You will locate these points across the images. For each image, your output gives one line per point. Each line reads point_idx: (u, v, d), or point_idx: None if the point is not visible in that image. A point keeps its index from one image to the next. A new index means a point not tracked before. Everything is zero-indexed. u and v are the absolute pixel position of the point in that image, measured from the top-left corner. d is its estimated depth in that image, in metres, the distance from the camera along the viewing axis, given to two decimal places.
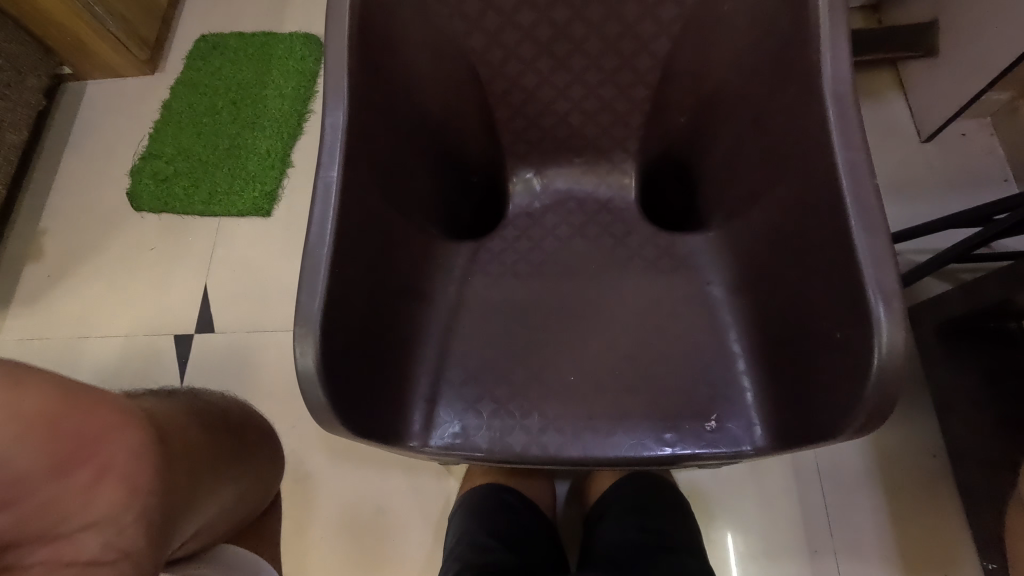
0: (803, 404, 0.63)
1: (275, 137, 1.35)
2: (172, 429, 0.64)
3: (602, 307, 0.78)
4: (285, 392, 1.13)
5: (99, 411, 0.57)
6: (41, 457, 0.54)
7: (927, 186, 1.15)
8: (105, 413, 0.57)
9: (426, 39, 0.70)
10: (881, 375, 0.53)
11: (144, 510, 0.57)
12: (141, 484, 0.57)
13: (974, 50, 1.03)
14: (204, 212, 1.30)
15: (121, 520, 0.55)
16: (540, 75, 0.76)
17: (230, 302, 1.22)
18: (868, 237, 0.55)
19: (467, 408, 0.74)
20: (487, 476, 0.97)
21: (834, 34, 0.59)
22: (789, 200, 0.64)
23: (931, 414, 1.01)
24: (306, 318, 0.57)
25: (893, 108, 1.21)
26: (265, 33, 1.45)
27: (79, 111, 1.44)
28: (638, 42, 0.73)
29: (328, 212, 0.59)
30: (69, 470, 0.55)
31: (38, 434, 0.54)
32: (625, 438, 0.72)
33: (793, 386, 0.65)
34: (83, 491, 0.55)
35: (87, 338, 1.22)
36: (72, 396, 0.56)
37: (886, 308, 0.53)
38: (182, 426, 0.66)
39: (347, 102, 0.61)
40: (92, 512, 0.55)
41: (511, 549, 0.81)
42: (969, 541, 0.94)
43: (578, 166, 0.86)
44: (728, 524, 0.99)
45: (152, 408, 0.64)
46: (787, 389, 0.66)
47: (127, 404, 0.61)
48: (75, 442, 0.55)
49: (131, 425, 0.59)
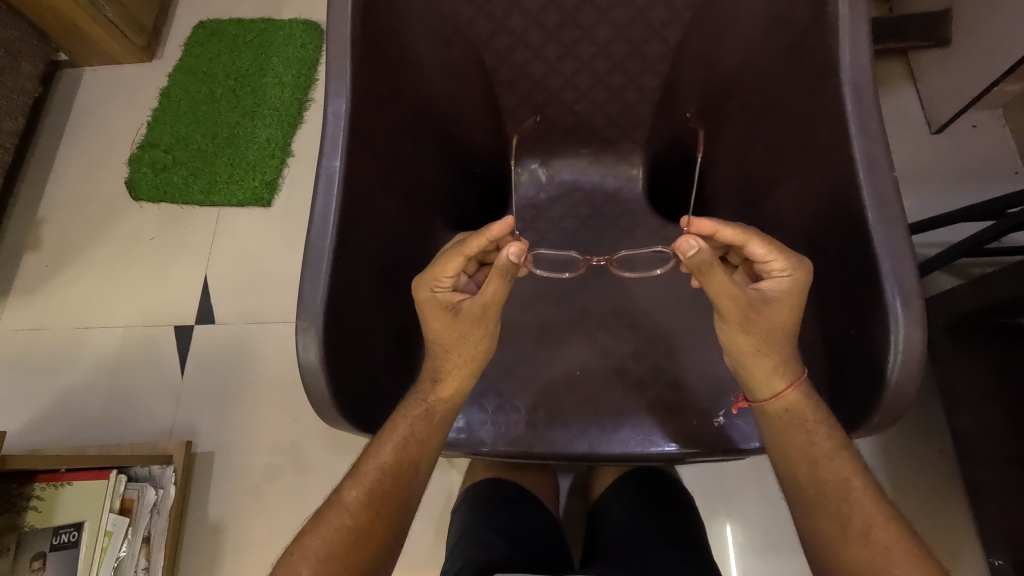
0: (829, 402, 0.62)
1: (276, 126, 1.33)
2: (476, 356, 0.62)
3: (609, 301, 0.77)
4: (286, 383, 1.13)
5: (487, 318, 0.60)
6: (486, 305, 0.59)
7: (936, 179, 1.13)
8: (487, 324, 0.61)
9: (432, 25, 0.68)
10: (898, 371, 0.54)
11: (464, 341, 0.61)
12: (469, 344, 0.61)
13: (989, 40, 1.01)
14: (205, 202, 1.28)
15: (455, 335, 0.60)
16: (547, 62, 0.74)
17: (231, 293, 1.21)
18: (886, 230, 0.55)
19: (470, 402, 0.72)
20: (490, 470, 0.96)
21: (853, 20, 0.57)
22: (806, 190, 0.64)
23: (936, 411, 0.99)
24: (310, 311, 0.57)
25: (903, 100, 1.19)
26: (265, 19, 1.42)
27: (77, 97, 1.42)
28: (648, 29, 0.71)
29: (331, 203, 0.58)
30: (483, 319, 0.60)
31: (490, 310, 0.60)
32: (631, 434, 0.71)
33: (821, 382, 0.64)
34: (468, 326, 0.60)
35: (86, 329, 1.21)
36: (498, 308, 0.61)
37: (903, 305, 0.53)
38: (474, 365, 0.63)
39: (350, 90, 0.60)
40: (463, 328, 0.60)
41: (513, 541, 0.78)
42: (975, 538, 0.92)
43: (585, 156, 0.85)
44: (731, 518, 0.98)
45: (468, 357, 0.62)
46: (817, 384, 0.65)
47: (480, 329, 0.61)
48: (480, 317, 0.60)
49: (481, 331, 0.61)
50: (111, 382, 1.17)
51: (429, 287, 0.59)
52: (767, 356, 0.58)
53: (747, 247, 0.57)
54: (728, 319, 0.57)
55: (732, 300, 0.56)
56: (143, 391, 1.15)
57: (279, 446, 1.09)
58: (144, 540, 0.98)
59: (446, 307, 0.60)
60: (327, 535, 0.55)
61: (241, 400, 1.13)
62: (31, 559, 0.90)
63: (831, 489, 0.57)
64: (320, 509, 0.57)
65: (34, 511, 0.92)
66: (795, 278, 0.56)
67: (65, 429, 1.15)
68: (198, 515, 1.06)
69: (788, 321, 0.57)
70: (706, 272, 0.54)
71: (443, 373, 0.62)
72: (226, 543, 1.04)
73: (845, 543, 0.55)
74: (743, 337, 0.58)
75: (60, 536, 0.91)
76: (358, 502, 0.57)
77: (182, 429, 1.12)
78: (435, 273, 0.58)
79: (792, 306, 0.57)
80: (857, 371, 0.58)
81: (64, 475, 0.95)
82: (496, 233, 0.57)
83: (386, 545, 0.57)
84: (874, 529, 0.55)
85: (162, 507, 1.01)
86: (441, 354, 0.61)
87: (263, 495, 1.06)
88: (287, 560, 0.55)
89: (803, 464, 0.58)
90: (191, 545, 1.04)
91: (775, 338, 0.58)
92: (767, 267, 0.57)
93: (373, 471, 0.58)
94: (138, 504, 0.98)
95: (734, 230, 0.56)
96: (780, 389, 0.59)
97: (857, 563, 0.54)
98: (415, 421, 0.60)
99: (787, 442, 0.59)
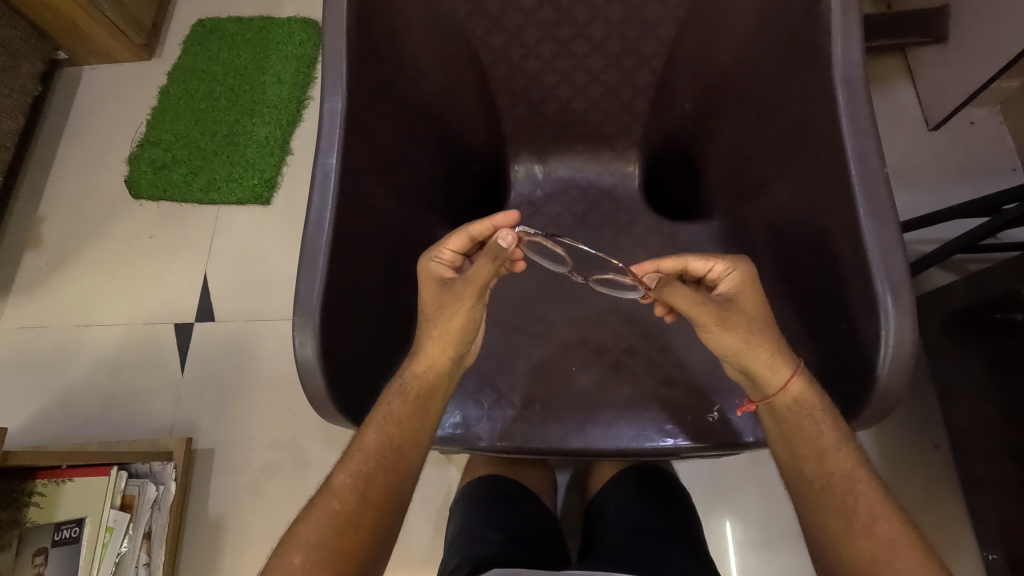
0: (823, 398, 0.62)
1: (275, 124, 1.33)
2: (450, 331, 0.63)
3: (606, 297, 0.78)
4: (285, 380, 1.13)
5: (465, 297, 0.62)
6: (469, 287, 0.61)
7: (933, 176, 1.14)
8: (466, 302, 0.62)
9: (428, 24, 0.68)
10: (891, 365, 0.54)
11: (442, 315, 0.63)
12: (448, 320, 0.63)
13: (986, 36, 1.01)
14: (204, 200, 1.29)
15: (436, 308, 0.63)
16: (543, 59, 0.74)
17: (231, 290, 1.21)
18: (876, 226, 0.55)
19: (467, 398, 0.72)
20: (487, 467, 0.97)
21: (845, 18, 0.58)
22: (799, 187, 0.64)
23: (932, 407, 1.00)
24: (305, 307, 0.57)
25: (901, 97, 1.19)
26: (264, 18, 1.43)
27: (77, 96, 1.42)
28: (643, 26, 0.71)
29: (327, 199, 0.59)
30: (464, 298, 0.62)
31: (470, 290, 0.61)
32: (626, 429, 0.71)
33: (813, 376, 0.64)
34: (449, 301, 0.63)
35: (87, 327, 1.22)
36: (478, 291, 0.62)
37: (894, 300, 0.54)
38: (452, 342, 0.64)
39: (346, 87, 0.60)
40: (443, 303, 0.63)
41: (508, 535, 0.78)
42: (970, 532, 0.93)
43: (582, 153, 0.86)
44: (728, 514, 0.99)
45: (443, 333, 0.63)
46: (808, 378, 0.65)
47: (458, 305, 0.62)
48: (461, 297, 0.62)
49: (461, 307, 0.62)
50: (111, 380, 1.18)
51: (430, 259, 0.65)
52: (758, 346, 0.59)
53: (688, 267, 0.64)
54: (706, 326, 0.60)
55: (700, 307, 0.59)
56: (143, 388, 1.16)
57: (279, 443, 1.10)
58: (145, 535, 0.99)
59: (439, 279, 0.64)
60: (316, 520, 0.54)
61: (240, 397, 1.13)
62: (33, 555, 0.90)
63: (835, 480, 0.56)
64: (312, 500, 0.57)
65: (36, 507, 0.93)
66: (739, 273, 0.62)
67: (66, 426, 1.15)
68: (199, 511, 1.06)
69: (759, 310, 0.61)
70: (666, 289, 0.59)
71: (420, 348, 0.64)
72: (226, 539, 1.04)
73: (848, 536, 0.54)
74: (729, 337, 0.59)
75: (62, 531, 0.92)
76: (346, 485, 0.56)
77: (182, 426, 1.13)
78: (437, 246, 0.64)
79: (753, 297, 0.62)
80: (850, 366, 0.59)
81: (64, 472, 0.95)
82: (502, 220, 0.63)
83: (376, 530, 0.56)
84: (878, 521, 0.53)
85: (163, 503, 1.02)
86: (425, 329, 0.64)
87: (262, 492, 1.07)
88: (278, 552, 0.53)
89: (810, 455, 0.57)
90: (192, 541, 1.05)
91: (758, 330, 0.60)
92: (714, 279, 0.64)
93: (358, 454, 0.58)
94: (139, 500, 0.99)
95: (669, 259, 0.64)
96: (785, 379, 0.59)
97: (860, 557, 0.53)
98: (394, 399, 0.61)
99: (797, 433, 0.58)
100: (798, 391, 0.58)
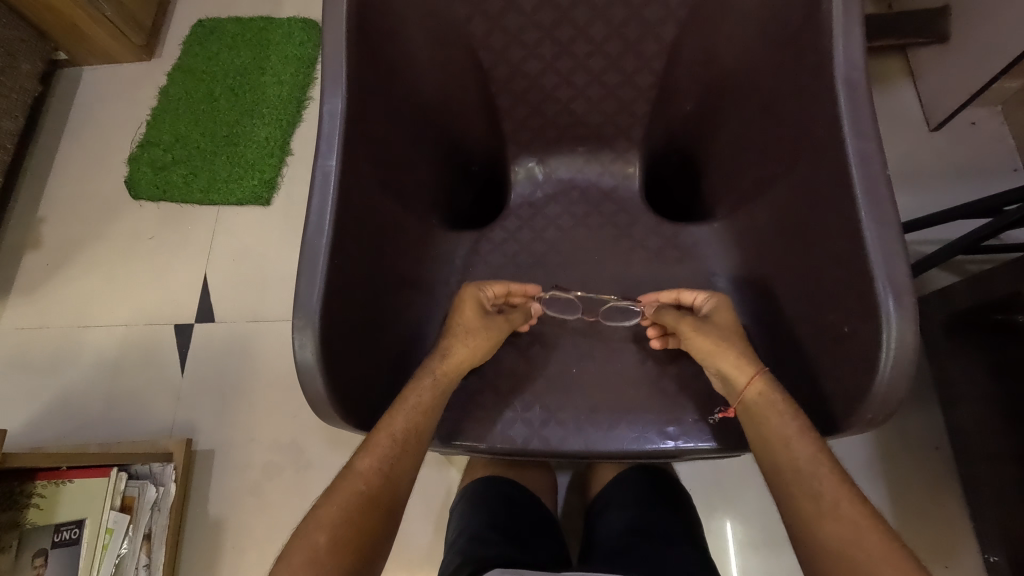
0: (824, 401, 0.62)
1: (275, 125, 1.33)
2: (482, 344, 0.67)
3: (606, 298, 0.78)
4: (285, 381, 1.13)
5: (502, 330, 0.69)
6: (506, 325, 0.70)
7: (935, 176, 1.13)
8: (502, 332, 0.69)
9: (427, 26, 0.68)
10: (893, 368, 0.54)
11: (481, 333, 0.67)
12: (484, 338, 0.67)
13: (988, 37, 1.00)
14: (204, 201, 1.29)
15: (477, 325, 0.67)
16: (543, 60, 0.74)
17: (230, 291, 1.21)
18: (879, 229, 0.55)
19: (467, 400, 0.72)
20: (488, 468, 0.96)
21: (846, 18, 0.57)
22: (800, 188, 0.64)
23: (934, 408, 1.00)
24: (305, 309, 0.57)
25: (902, 97, 1.19)
26: (264, 18, 1.43)
27: (76, 96, 1.42)
28: (643, 27, 0.71)
29: (327, 201, 0.59)
30: (503, 330, 0.69)
31: (505, 327, 0.70)
32: (627, 431, 0.71)
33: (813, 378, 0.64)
34: (490, 325, 0.68)
35: (87, 328, 1.22)
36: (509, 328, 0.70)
37: (896, 302, 0.54)
38: (478, 348, 0.67)
39: (345, 89, 0.60)
40: (485, 325, 0.68)
41: (507, 535, 0.78)
42: (970, 533, 0.92)
43: (582, 154, 0.85)
44: (729, 515, 0.99)
45: (475, 345, 0.66)
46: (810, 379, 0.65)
47: (496, 334, 0.69)
48: (499, 328, 0.69)
49: (500, 334, 0.69)
50: (111, 381, 1.17)
51: (475, 291, 0.70)
52: (726, 349, 0.64)
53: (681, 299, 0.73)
54: (682, 327, 0.67)
55: (681, 319, 0.67)
56: (144, 388, 1.16)
57: (279, 444, 1.10)
58: (145, 536, 0.99)
59: (480, 302, 0.69)
60: (340, 500, 0.54)
61: (240, 398, 1.13)
62: (33, 557, 0.90)
63: (803, 465, 0.55)
64: (334, 481, 0.56)
65: (36, 508, 0.92)
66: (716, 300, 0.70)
67: (65, 427, 1.15)
68: (199, 512, 1.06)
69: (731, 325, 0.67)
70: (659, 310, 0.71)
71: (451, 349, 0.65)
72: (226, 540, 1.04)
73: (819, 520, 0.52)
74: (699, 339, 0.65)
75: (62, 533, 0.91)
76: (372, 469, 0.56)
77: (183, 427, 1.12)
78: (485, 283, 0.72)
79: (726, 314, 0.68)
80: (850, 370, 0.58)
81: (65, 473, 0.95)
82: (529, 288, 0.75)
83: (394, 513, 0.56)
84: (842, 504, 0.53)
85: (162, 505, 1.01)
86: (457, 334, 0.66)
87: (262, 493, 1.06)
88: (302, 530, 0.53)
89: (777, 442, 0.57)
90: (192, 542, 1.05)
91: (727, 335, 0.65)
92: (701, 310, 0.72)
93: (386, 440, 0.58)
94: (138, 501, 0.99)
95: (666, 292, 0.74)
96: (749, 377, 0.62)
97: (832, 541, 0.51)
98: (425, 393, 0.62)
99: (760, 424, 0.59)
100: (760, 388, 0.61)
